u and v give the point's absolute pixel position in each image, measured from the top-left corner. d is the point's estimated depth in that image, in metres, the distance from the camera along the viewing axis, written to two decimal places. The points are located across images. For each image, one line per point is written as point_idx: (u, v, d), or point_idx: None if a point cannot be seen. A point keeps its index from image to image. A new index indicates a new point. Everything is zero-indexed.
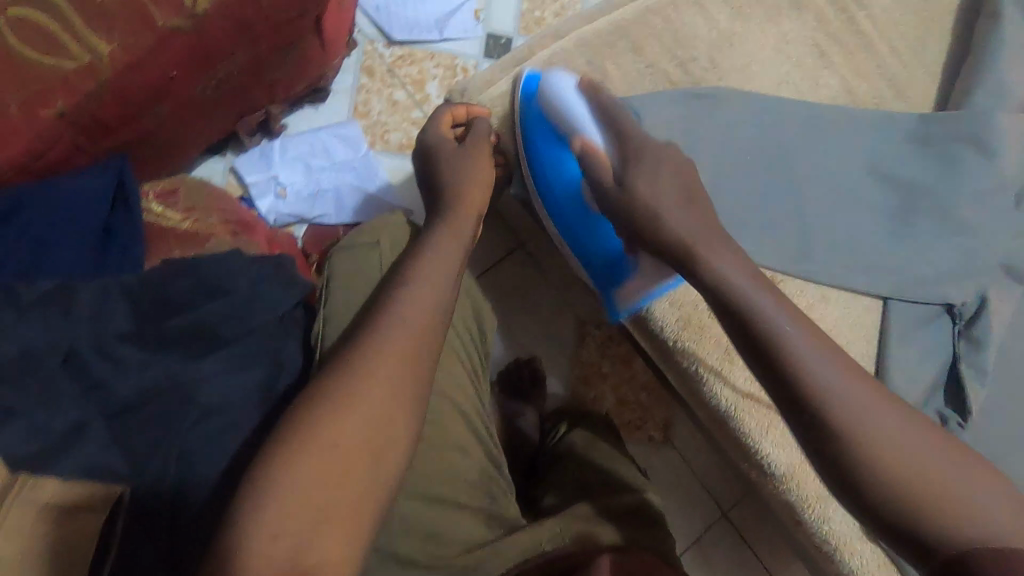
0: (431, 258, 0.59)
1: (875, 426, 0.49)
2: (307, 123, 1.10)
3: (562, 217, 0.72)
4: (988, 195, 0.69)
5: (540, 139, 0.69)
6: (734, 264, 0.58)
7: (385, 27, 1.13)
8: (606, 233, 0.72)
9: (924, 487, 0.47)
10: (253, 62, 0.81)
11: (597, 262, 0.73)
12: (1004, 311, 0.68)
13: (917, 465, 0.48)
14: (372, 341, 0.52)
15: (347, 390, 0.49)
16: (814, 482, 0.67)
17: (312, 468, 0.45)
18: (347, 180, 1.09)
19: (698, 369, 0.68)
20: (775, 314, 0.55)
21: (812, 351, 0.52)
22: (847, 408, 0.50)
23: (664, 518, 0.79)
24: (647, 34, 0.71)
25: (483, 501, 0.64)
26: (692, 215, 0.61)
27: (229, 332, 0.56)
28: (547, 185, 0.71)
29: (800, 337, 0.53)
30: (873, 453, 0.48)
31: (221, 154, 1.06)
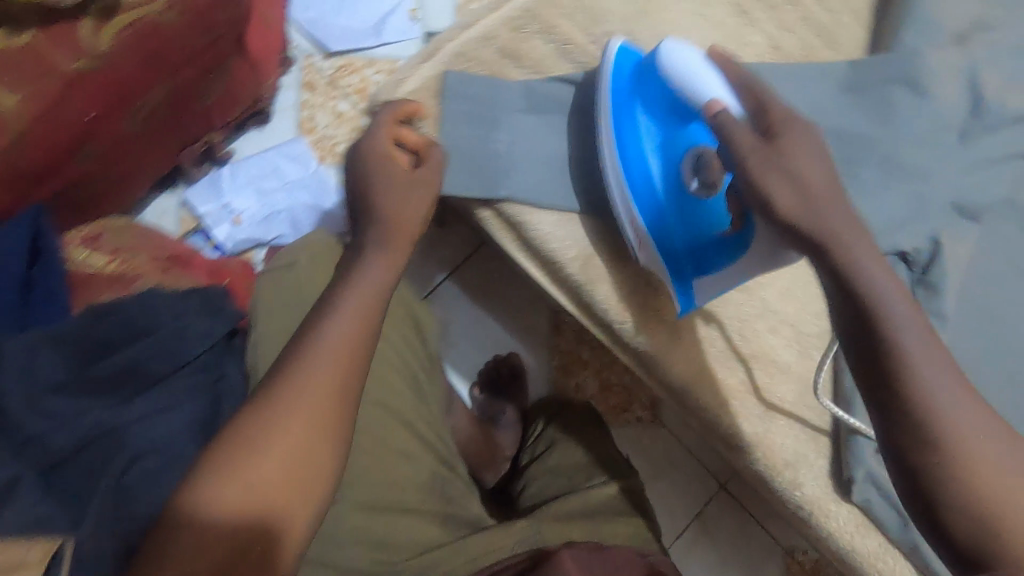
0: (362, 271, 0.56)
1: (972, 441, 0.44)
2: (253, 146, 1.09)
3: (656, 196, 0.62)
4: (926, 136, 0.67)
5: (640, 119, 0.62)
6: (862, 238, 0.48)
7: (321, 40, 1.12)
8: (704, 217, 0.61)
9: (1011, 514, 0.42)
10: (178, 94, 0.81)
11: (677, 249, 0.62)
12: (957, 251, 0.68)
13: (1001, 494, 0.43)
14: (297, 370, 0.49)
15: (267, 422, 0.47)
16: (779, 450, 0.66)
17: (243, 507, 0.45)
18: (300, 198, 1.08)
19: (645, 348, 0.66)
20: (907, 315, 0.45)
21: (926, 358, 0.45)
22: (952, 427, 0.44)
23: (634, 493, 0.81)
24: (558, 13, 0.69)
25: (439, 504, 0.67)
26: (816, 177, 0.49)
27: (162, 367, 0.56)
28: (632, 169, 0.63)
29: (917, 342, 0.45)
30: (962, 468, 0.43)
31: (172, 188, 1.06)
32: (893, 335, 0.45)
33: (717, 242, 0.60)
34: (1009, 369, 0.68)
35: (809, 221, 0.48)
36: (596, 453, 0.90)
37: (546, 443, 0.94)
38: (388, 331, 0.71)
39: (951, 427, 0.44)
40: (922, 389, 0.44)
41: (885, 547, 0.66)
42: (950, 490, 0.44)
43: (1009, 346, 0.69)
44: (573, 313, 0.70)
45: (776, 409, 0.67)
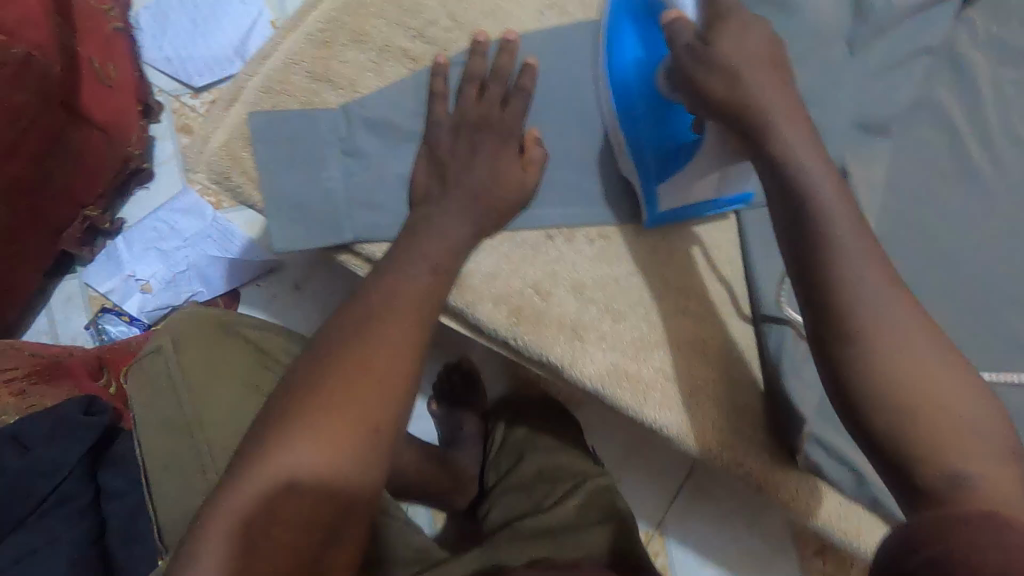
0: (400, 267, 0.47)
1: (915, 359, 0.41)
2: (143, 208, 1.03)
3: (632, 106, 0.57)
4: (809, 56, 0.60)
5: (628, 32, 0.57)
6: (816, 169, 0.46)
7: (185, 77, 1.03)
8: (683, 118, 0.57)
9: (950, 431, 0.40)
10: (17, 184, 0.76)
11: (642, 146, 0.58)
12: (868, 175, 0.61)
13: (919, 415, 0.40)
14: (353, 373, 0.41)
15: (334, 423, 0.40)
16: (715, 431, 0.61)
17: (315, 532, 0.40)
18: (204, 251, 1.01)
19: (551, 360, 0.60)
20: (843, 225, 0.44)
21: (870, 279, 0.43)
22: (883, 341, 0.41)
23: (616, 499, 0.79)
24: (369, 15, 0.60)
25: (374, 553, 0.63)
26: (805, 131, 0.47)
27: (19, 511, 0.52)
28: (613, 66, 0.58)
29: (862, 258, 0.43)
30: (885, 382, 0.41)
31: (71, 272, 1.01)
32: (831, 253, 0.43)
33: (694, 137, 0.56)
34: (950, 291, 0.62)
35: (796, 160, 0.46)
36: (559, 452, 0.88)
37: (510, 455, 0.93)
38: None
39: (904, 372, 0.41)
40: (860, 301, 0.42)
41: (845, 506, 0.62)
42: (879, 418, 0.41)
43: (948, 265, 0.62)
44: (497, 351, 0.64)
45: (703, 388, 0.62)
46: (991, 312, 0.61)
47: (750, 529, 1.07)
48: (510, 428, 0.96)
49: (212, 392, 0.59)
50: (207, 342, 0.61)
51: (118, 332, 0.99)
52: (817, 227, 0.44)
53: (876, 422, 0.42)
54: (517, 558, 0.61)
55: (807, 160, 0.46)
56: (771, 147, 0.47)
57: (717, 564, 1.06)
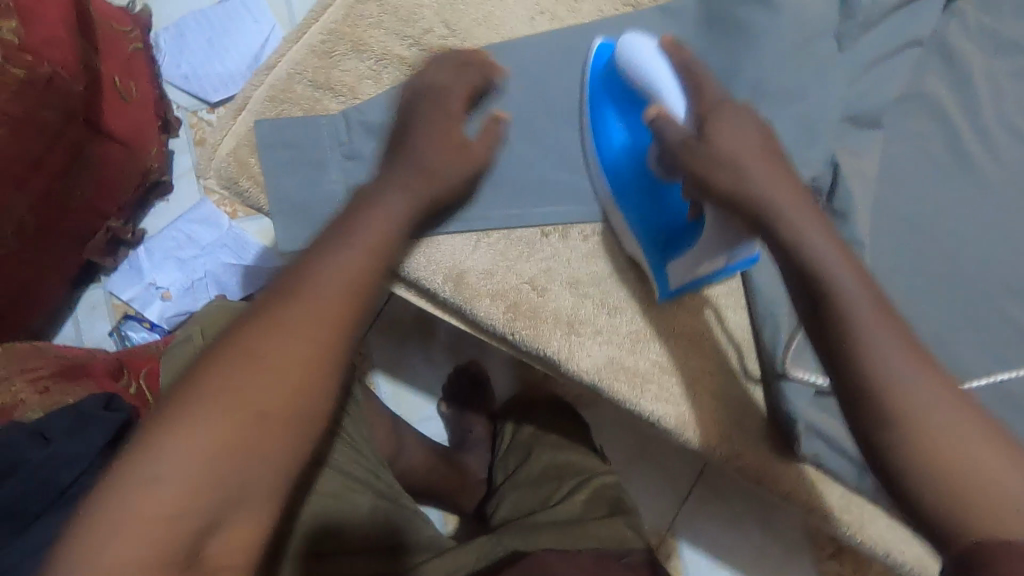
0: (333, 243, 0.46)
1: (936, 422, 0.42)
2: (162, 219, 1.07)
3: (627, 201, 0.60)
4: (798, 51, 0.61)
5: (608, 112, 0.60)
6: (820, 233, 0.48)
7: (201, 93, 1.08)
8: (674, 200, 0.59)
9: (979, 479, 0.40)
10: (43, 199, 0.80)
11: (653, 236, 0.60)
12: (860, 167, 0.62)
13: (953, 471, 0.40)
14: (269, 348, 0.41)
15: (252, 392, 0.40)
16: (712, 423, 0.61)
17: (214, 498, 0.38)
18: (220, 259, 1.05)
19: (547, 355, 0.62)
20: (847, 280, 0.46)
21: (878, 329, 0.44)
22: (905, 394, 0.42)
23: (621, 496, 0.81)
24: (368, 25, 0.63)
25: (376, 535, 0.63)
26: (780, 178, 0.51)
27: (38, 504, 0.53)
28: (608, 168, 0.61)
29: (870, 308, 0.45)
30: (914, 437, 0.42)
31: (95, 281, 1.05)
32: (845, 310, 0.45)
33: (692, 224, 0.58)
34: (948, 282, 0.62)
35: (783, 214, 0.49)
36: (565, 450, 0.90)
37: (517, 452, 0.94)
38: None
39: (923, 418, 0.42)
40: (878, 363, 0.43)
41: (846, 498, 0.62)
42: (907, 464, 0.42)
43: (944, 253, 0.62)
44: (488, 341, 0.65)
45: (700, 381, 0.62)
46: (990, 301, 0.61)
47: (764, 530, 1.06)
48: (516, 428, 0.98)
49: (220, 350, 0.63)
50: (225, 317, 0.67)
51: (140, 338, 1.03)
52: (824, 284, 0.46)
53: (892, 466, 0.42)
54: (520, 546, 0.63)
55: (775, 196, 0.50)
56: (756, 210, 0.50)
57: (731, 566, 1.05)
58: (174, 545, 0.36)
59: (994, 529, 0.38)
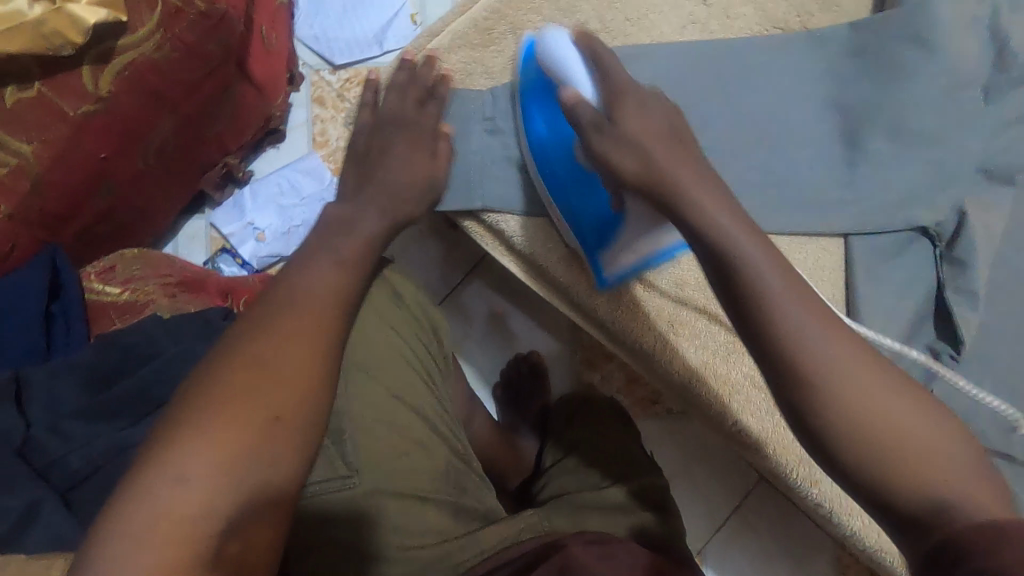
0: (316, 259, 0.52)
1: (851, 380, 0.42)
2: (272, 165, 1.14)
3: (556, 178, 0.63)
4: (941, 98, 0.62)
5: (534, 104, 0.63)
6: (723, 210, 0.48)
7: (327, 54, 1.14)
8: (601, 195, 0.61)
9: (901, 442, 0.41)
10: (186, 125, 0.87)
11: (583, 221, 0.62)
12: (988, 222, 0.61)
13: (878, 435, 0.41)
14: (256, 350, 0.45)
15: (237, 407, 0.42)
16: (794, 448, 0.62)
17: (218, 519, 0.39)
18: (316, 211, 1.10)
19: (642, 347, 0.64)
20: (754, 253, 0.45)
21: (786, 296, 0.44)
22: (823, 366, 0.42)
23: (672, 502, 0.82)
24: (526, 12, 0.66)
25: (444, 491, 0.66)
26: (682, 161, 0.50)
27: (164, 394, 0.59)
28: (541, 155, 0.63)
29: (777, 279, 0.45)
30: (833, 402, 0.42)
31: (202, 211, 1.12)
32: (750, 281, 0.45)
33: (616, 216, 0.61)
34: None
35: (688, 196, 0.48)
36: (621, 444, 0.90)
37: (569, 443, 0.94)
38: (400, 336, 0.69)
39: (841, 392, 0.42)
40: (791, 337, 0.43)
41: None
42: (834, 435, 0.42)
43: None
44: (586, 329, 0.68)
45: None
46: None
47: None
48: (569, 418, 0.99)
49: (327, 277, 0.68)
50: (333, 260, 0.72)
51: (230, 272, 1.09)
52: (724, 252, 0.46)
53: (827, 442, 0.42)
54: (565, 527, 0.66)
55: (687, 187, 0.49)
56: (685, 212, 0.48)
57: None
58: (196, 547, 0.38)
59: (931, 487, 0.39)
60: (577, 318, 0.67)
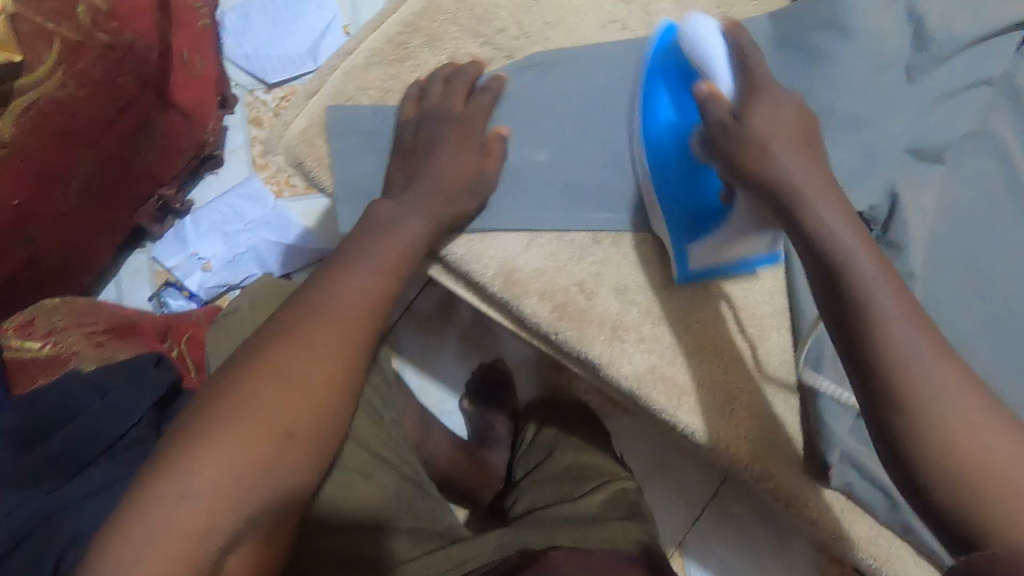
0: (352, 267, 0.53)
1: (953, 413, 0.43)
2: (212, 192, 1.10)
3: (665, 176, 0.59)
4: (865, 81, 0.61)
5: (662, 92, 0.58)
6: (843, 224, 0.48)
7: (261, 73, 1.10)
8: (711, 186, 0.57)
9: (989, 474, 0.41)
10: (109, 160, 0.83)
11: (677, 209, 0.59)
12: (920, 201, 0.62)
13: (964, 467, 0.42)
14: (274, 361, 0.47)
15: (253, 416, 0.45)
16: (747, 444, 0.61)
17: (223, 526, 0.42)
18: (262, 236, 1.07)
19: (589, 357, 0.62)
20: (871, 271, 0.46)
21: (899, 313, 0.45)
22: (924, 388, 0.43)
23: (643, 505, 0.82)
24: (442, 22, 0.63)
25: (397, 519, 0.64)
26: (806, 159, 0.50)
27: (89, 453, 0.56)
28: (653, 152, 0.59)
29: (891, 297, 0.45)
30: (924, 426, 0.43)
31: (142, 245, 1.08)
32: (866, 299, 0.45)
33: (721, 208, 0.57)
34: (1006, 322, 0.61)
35: (813, 200, 0.49)
36: (583, 450, 0.90)
37: (538, 451, 0.94)
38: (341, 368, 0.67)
39: (939, 419, 0.42)
40: (891, 358, 0.44)
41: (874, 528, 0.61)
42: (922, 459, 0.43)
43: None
44: (535, 343, 0.66)
45: (737, 399, 0.62)
46: None
47: (775, 559, 1.05)
48: (538, 428, 0.98)
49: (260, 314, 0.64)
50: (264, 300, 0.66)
51: (178, 306, 1.06)
52: (847, 267, 0.46)
53: (910, 463, 0.43)
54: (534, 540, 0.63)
55: (795, 183, 0.49)
56: (803, 222, 0.49)
57: None
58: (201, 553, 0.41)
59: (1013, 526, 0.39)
60: (523, 334, 0.66)
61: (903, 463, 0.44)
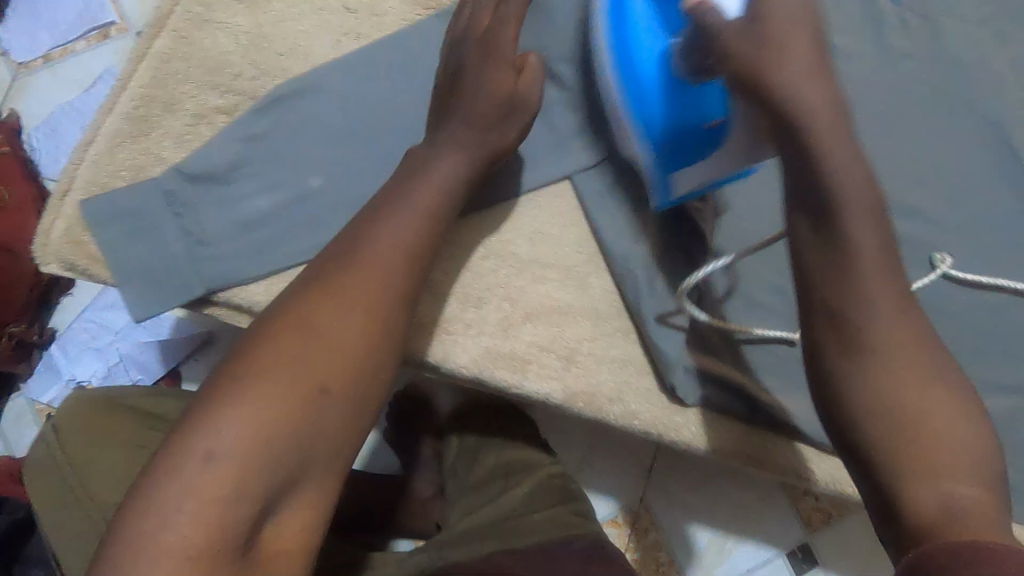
0: (379, 219, 0.51)
1: (890, 372, 0.45)
2: (72, 313, 1.05)
3: (645, 89, 0.56)
4: None
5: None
6: (821, 92, 0.46)
7: None
8: (708, 92, 0.55)
9: (924, 449, 0.43)
10: None
11: (665, 127, 0.56)
12: None
13: (899, 436, 0.44)
14: (315, 325, 0.46)
15: (326, 350, 0.45)
16: (601, 389, 0.63)
17: (241, 504, 0.41)
18: (136, 339, 1.03)
19: (424, 360, 0.62)
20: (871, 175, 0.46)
21: (875, 264, 0.46)
22: (866, 337, 0.45)
23: (573, 487, 0.85)
24: (176, 84, 0.62)
25: None
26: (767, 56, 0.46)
27: None
28: (625, 70, 0.56)
29: (882, 233, 0.46)
30: (864, 382, 0.45)
31: (17, 390, 1.04)
32: (848, 213, 0.45)
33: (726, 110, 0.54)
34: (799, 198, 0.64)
35: (767, 71, 0.46)
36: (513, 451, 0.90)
37: (463, 460, 0.93)
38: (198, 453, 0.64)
39: (880, 385, 0.44)
40: (848, 308, 0.46)
41: (748, 428, 0.63)
42: (856, 411, 0.45)
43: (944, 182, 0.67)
44: None
45: (577, 354, 0.63)
46: None
47: None
48: (460, 438, 0.95)
49: (92, 455, 0.64)
50: (89, 429, 0.65)
51: None
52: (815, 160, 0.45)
53: (850, 417, 0.46)
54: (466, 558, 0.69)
55: (776, 71, 0.46)
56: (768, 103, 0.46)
57: None
58: (227, 533, 0.40)
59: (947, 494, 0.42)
60: None
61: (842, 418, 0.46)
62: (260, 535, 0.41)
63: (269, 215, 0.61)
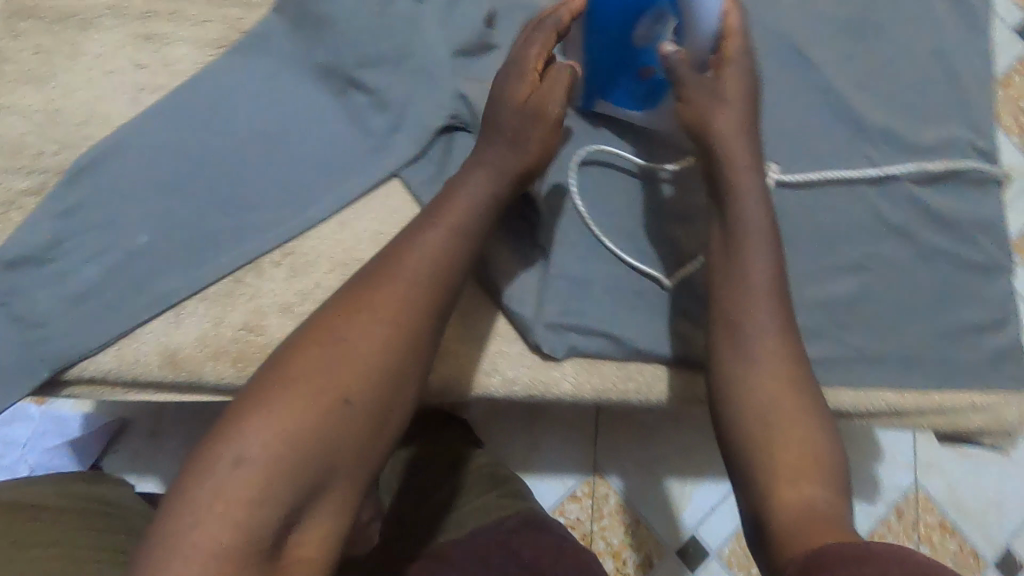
0: (405, 252, 0.51)
1: (771, 381, 0.52)
2: None
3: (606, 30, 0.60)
4: (377, 21, 0.65)
5: None
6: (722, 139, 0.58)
7: None
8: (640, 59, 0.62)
9: (797, 458, 0.49)
10: None
11: (607, 65, 0.63)
12: (488, 89, 0.66)
13: (778, 439, 0.50)
14: (353, 348, 0.46)
15: (349, 366, 0.46)
16: (474, 365, 0.65)
17: (271, 524, 0.41)
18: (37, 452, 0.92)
19: None
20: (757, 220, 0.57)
21: (761, 286, 0.55)
22: (756, 344, 0.53)
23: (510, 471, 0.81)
24: None
25: None
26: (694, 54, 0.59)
27: None
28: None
29: (765, 268, 0.55)
30: (751, 385, 0.52)
31: None
32: (740, 240, 0.56)
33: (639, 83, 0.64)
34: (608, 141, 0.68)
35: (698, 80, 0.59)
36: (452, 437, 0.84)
37: None
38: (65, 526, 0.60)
39: (771, 390, 0.51)
40: (743, 319, 0.54)
41: (623, 367, 0.66)
42: (744, 408, 0.52)
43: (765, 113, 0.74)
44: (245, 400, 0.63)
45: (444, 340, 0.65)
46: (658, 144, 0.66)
47: None
48: None
49: None
50: None
51: None
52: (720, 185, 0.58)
53: (741, 412, 0.52)
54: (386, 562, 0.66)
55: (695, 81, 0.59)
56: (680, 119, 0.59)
57: None
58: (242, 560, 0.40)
59: (810, 496, 0.47)
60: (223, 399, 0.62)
61: (731, 412, 0.53)
62: (281, 544, 0.42)
63: (98, 284, 0.60)
